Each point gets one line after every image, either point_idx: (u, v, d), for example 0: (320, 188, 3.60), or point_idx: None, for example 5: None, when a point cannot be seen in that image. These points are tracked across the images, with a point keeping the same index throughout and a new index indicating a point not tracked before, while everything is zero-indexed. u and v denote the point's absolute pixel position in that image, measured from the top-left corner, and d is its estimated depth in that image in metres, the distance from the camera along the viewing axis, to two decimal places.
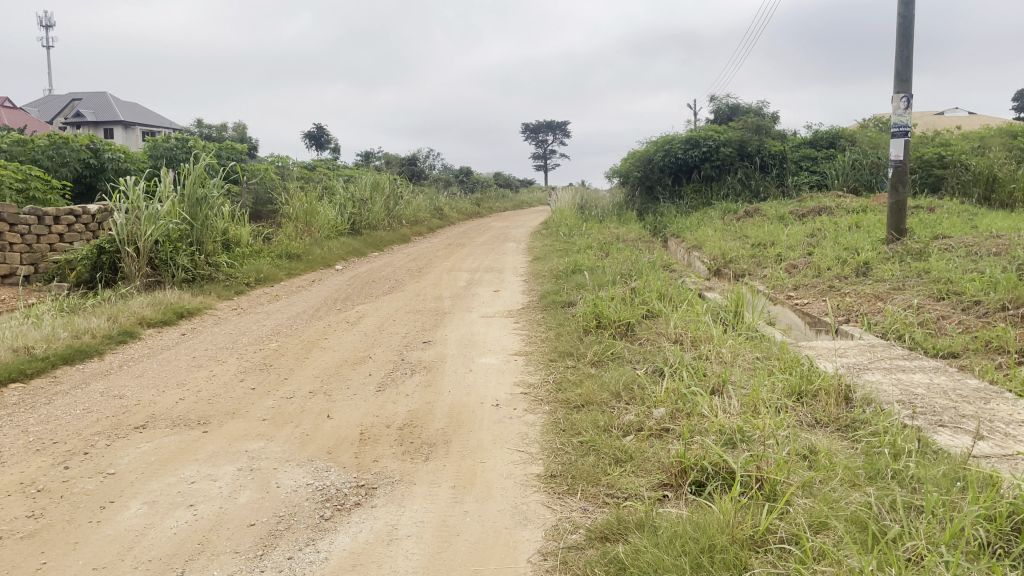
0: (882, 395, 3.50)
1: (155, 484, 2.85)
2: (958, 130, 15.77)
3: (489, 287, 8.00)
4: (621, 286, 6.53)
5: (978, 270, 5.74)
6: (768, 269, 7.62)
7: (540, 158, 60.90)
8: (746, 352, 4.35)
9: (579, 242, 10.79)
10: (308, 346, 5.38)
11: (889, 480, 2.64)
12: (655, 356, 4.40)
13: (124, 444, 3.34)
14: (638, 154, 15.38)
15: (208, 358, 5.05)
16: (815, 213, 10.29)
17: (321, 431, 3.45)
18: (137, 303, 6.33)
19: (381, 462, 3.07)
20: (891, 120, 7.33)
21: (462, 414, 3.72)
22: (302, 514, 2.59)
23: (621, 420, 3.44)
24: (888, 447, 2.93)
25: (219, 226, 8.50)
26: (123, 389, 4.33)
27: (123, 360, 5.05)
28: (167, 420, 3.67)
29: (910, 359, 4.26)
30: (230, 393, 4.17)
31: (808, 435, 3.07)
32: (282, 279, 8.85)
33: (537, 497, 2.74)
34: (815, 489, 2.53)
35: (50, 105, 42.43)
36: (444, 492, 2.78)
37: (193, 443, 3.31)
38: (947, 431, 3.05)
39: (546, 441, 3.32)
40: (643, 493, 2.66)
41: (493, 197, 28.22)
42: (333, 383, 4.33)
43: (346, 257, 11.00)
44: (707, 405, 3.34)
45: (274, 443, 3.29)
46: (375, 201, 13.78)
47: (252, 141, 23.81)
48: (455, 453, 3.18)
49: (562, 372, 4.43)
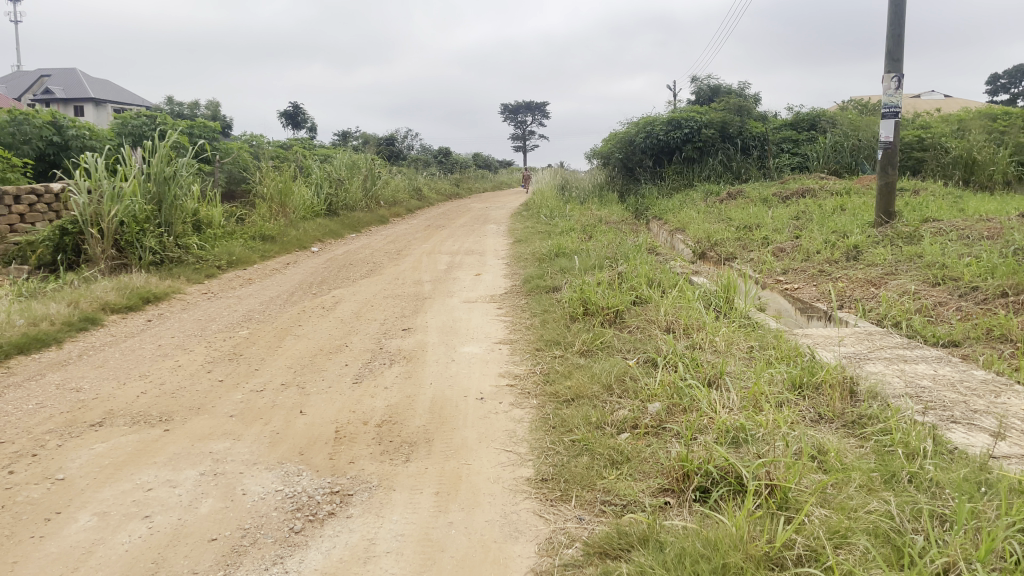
0: (889, 389, 3.32)
1: (108, 492, 2.59)
2: (937, 112, 15.71)
3: (470, 271, 7.74)
4: (608, 270, 6.31)
5: (972, 255, 5.57)
6: (754, 253, 7.44)
7: (518, 139, 60.55)
8: (741, 341, 4.16)
9: (561, 224, 10.56)
10: (280, 334, 5.11)
11: (906, 485, 2.46)
12: (647, 345, 4.19)
13: (76, 445, 3.06)
14: (619, 135, 15.09)
15: (174, 347, 4.77)
16: (799, 195, 10.13)
17: (293, 429, 3.20)
18: (100, 287, 6.01)
19: (358, 465, 2.83)
20: (882, 99, 7.13)
21: (444, 409, 3.48)
22: (269, 526, 2.36)
23: (615, 416, 3.23)
24: (901, 447, 2.74)
25: (188, 207, 8.15)
26: (80, 382, 4.05)
27: (83, 349, 4.76)
28: (126, 417, 3.41)
29: (911, 348, 4.08)
30: (195, 385, 3.90)
31: (814, 434, 2.87)
32: (255, 262, 8.53)
33: (528, 505, 2.52)
34: (830, 496, 2.34)
35: (17, 82, 41.24)
36: (427, 500, 2.55)
37: (152, 444, 3.04)
38: (961, 429, 2.86)
39: (535, 439, 3.09)
40: (644, 500, 2.45)
41: (473, 176, 27.89)
42: (307, 375, 4.08)
43: (321, 238, 10.70)
44: (707, 401, 3.13)
45: (241, 443, 3.04)
46: (351, 181, 13.43)
47: (225, 120, 23.18)
48: (438, 454, 2.95)
49: (549, 362, 4.21)
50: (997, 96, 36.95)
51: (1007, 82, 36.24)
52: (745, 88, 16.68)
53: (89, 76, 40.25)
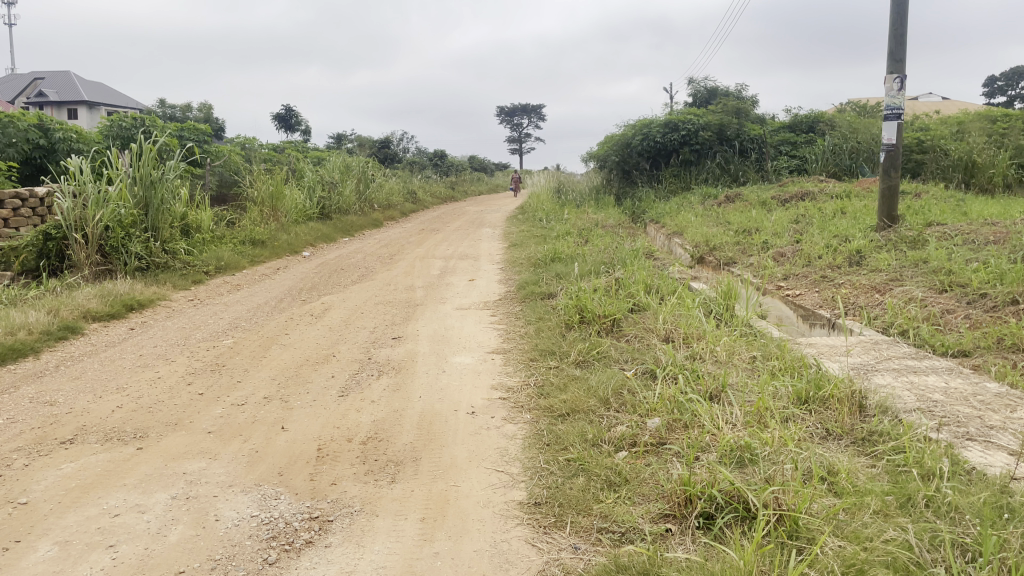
0: (899, 403, 3.17)
1: (72, 518, 2.42)
2: (936, 114, 15.59)
3: (464, 277, 7.58)
4: (604, 276, 6.15)
5: (979, 261, 5.43)
6: (754, 257, 7.29)
7: (514, 142, 60.45)
8: (743, 351, 4.01)
9: (556, 228, 10.38)
10: (266, 343, 4.95)
11: (922, 510, 2.30)
12: (646, 356, 4.03)
13: (44, 464, 2.89)
14: (616, 138, 14.91)
15: (155, 358, 4.60)
16: (798, 198, 9.98)
17: (273, 447, 3.04)
18: (83, 295, 5.84)
19: (340, 487, 2.67)
20: (884, 101, 6.97)
21: (433, 425, 3.31)
22: (242, 557, 2.19)
23: (612, 432, 3.06)
24: (916, 468, 2.58)
25: (176, 211, 7.99)
26: (55, 395, 3.88)
27: (61, 359, 4.59)
28: (99, 434, 3.24)
29: (920, 359, 3.93)
30: (174, 399, 3.73)
31: (823, 453, 2.71)
32: (245, 267, 8.37)
33: (519, 533, 2.35)
34: (843, 524, 2.18)
35: (10, 85, 40.93)
36: (411, 527, 2.38)
37: (123, 463, 2.87)
38: (978, 447, 2.71)
39: (529, 458, 2.93)
40: (642, 527, 2.30)
41: (469, 180, 27.76)
42: (291, 388, 3.91)
43: (313, 243, 10.53)
44: (709, 417, 2.98)
45: (218, 463, 2.87)
46: (344, 184, 13.26)
47: (219, 123, 22.93)
48: (425, 475, 2.79)
49: (543, 373, 4.05)
50: (993, 99, 36.92)
51: (1004, 85, 36.20)
52: (742, 90, 16.55)
53: (83, 79, 40.04)
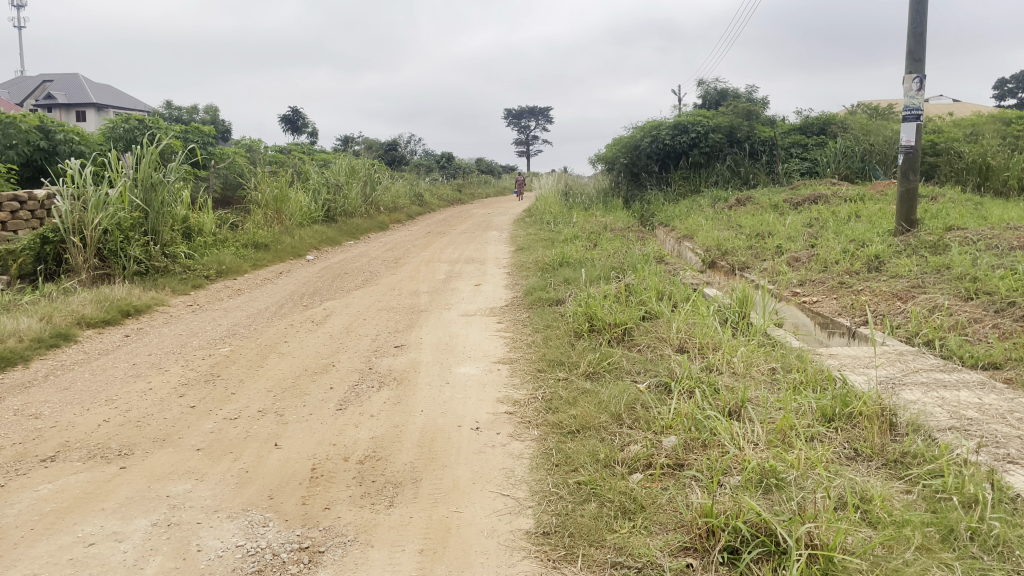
0: (931, 421, 2.96)
1: (43, 548, 2.25)
2: (947, 117, 15.36)
3: (471, 281, 7.41)
4: (614, 282, 5.95)
5: (1004, 267, 5.22)
6: (768, 262, 7.07)
7: (522, 144, 60.30)
8: (762, 361, 3.81)
9: (564, 231, 10.20)
10: (264, 351, 4.77)
11: (968, 545, 2.09)
12: (659, 368, 3.83)
13: (20, 485, 2.72)
14: (625, 140, 14.71)
15: (149, 367, 4.43)
16: (811, 201, 9.77)
17: (265, 467, 2.86)
18: (78, 300, 5.69)
19: (334, 512, 2.48)
20: (904, 102, 6.75)
21: (435, 443, 3.13)
22: None
23: (625, 452, 2.87)
24: (956, 495, 2.37)
25: (176, 214, 7.84)
26: (40, 407, 3.70)
27: (51, 369, 4.42)
28: (82, 450, 3.06)
29: (949, 372, 3.71)
30: (164, 413, 3.55)
31: (855, 479, 2.50)
32: (247, 271, 8.20)
33: (526, 567, 2.16)
34: (881, 564, 1.98)
35: (19, 87, 41.02)
36: (408, 559, 2.20)
37: (104, 485, 2.70)
38: (1021, 471, 2.49)
39: (537, 480, 2.74)
40: (661, 562, 2.11)
41: (475, 182, 27.60)
42: (288, 400, 3.73)
43: (317, 246, 10.36)
44: (730, 436, 2.78)
45: (204, 485, 2.69)
46: (350, 187, 13.11)
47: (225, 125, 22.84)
48: (425, 499, 2.60)
49: (552, 386, 3.86)
50: (1003, 101, 36.56)
51: (1014, 87, 35.73)
52: (752, 92, 16.34)
53: (91, 82, 40.08)
